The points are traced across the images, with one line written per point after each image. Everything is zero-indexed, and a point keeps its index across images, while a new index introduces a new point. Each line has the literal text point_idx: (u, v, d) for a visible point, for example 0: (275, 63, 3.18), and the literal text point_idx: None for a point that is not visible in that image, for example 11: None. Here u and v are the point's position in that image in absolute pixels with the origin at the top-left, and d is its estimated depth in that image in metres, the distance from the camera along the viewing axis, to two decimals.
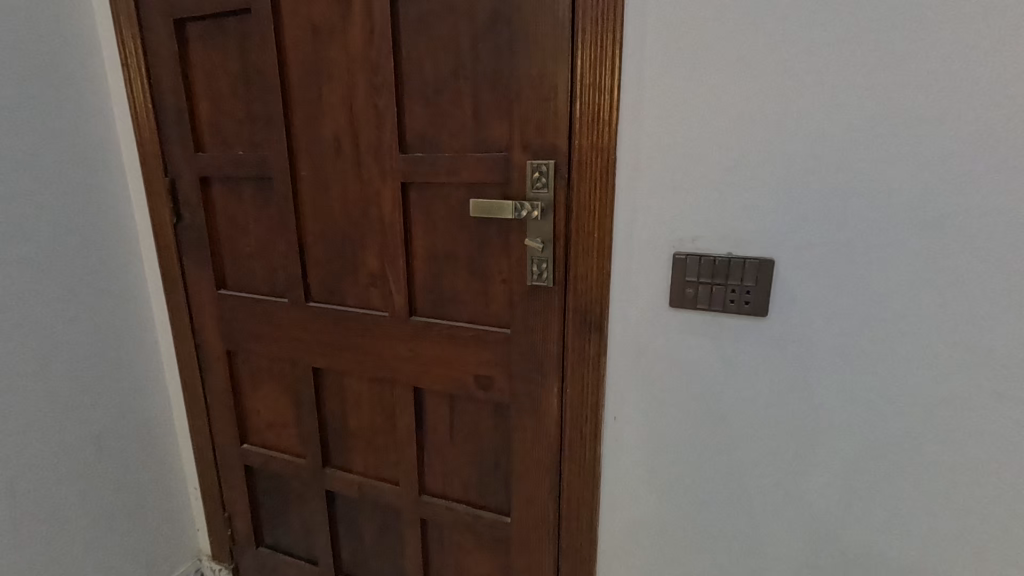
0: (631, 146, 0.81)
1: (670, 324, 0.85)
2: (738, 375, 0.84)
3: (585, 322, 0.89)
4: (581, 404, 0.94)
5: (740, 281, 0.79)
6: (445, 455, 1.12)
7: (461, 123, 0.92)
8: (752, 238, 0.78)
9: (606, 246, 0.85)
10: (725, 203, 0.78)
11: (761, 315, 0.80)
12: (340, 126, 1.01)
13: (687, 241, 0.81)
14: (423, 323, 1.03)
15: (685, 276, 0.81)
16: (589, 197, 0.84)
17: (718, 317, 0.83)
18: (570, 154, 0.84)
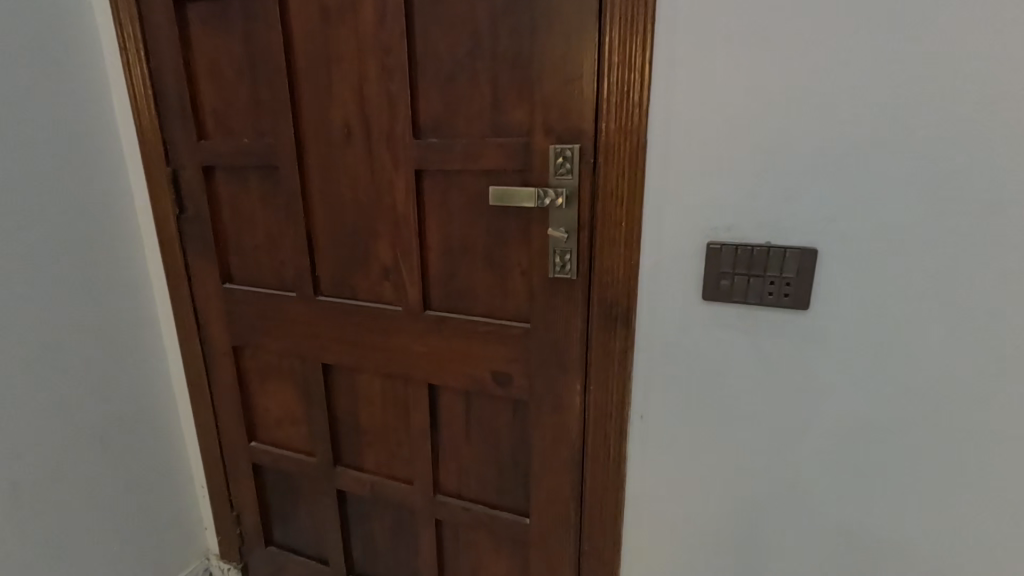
0: (662, 129, 0.76)
1: (701, 318, 0.80)
2: (773, 372, 0.80)
3: (610, 316, 0.85)
4: (604, 402, 0.90)
5: (779, 273, 0.74)
6: (461, 455, 1.08)
7: (478, 106, 0.87)
8: (791, 226, 0.73)
9: (634, 236, 0.80)
10: (763, 189, 0.73)
11: (801, 308, 0.75)
12: (349, 111, 0.96)
13: (722, 229, 0.76)
14: (437, 317, 0.99)
15: (720, 267, 0.77)
16: (616, 183, 0.79)
17: (753, 310, 0.78)
18: (597, 137, 0.79)
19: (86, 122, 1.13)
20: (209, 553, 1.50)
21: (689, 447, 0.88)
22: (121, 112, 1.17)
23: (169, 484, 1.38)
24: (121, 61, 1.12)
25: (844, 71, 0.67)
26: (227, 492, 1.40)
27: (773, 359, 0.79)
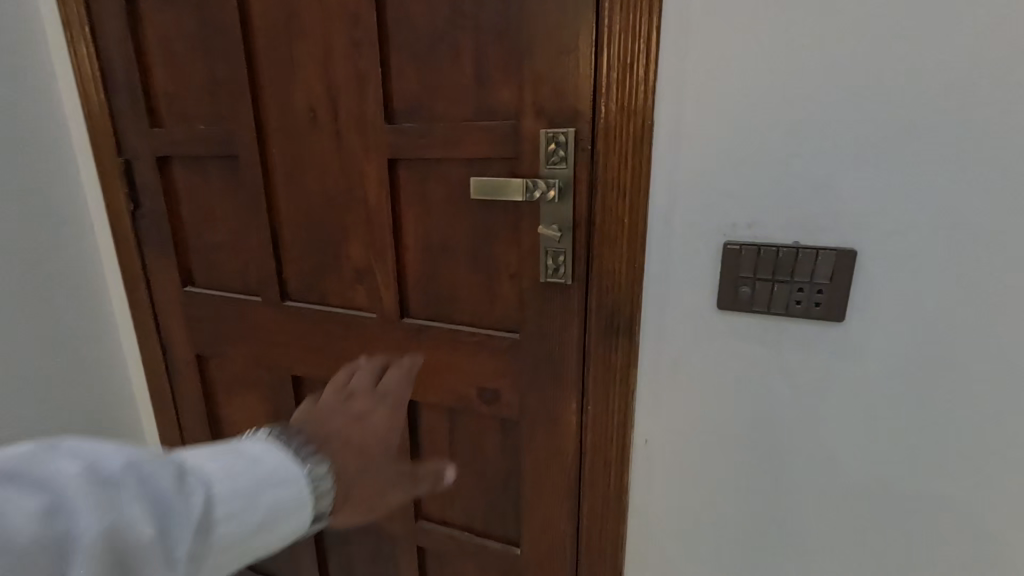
0: (671, 109, 0.64)
1: (716, 330, 0.69)
2: (800, 393, 0.68)
3: (611, 326, 0.73)
4: (604, 424, 0.78)
5: (809, 279, 0.63)
6: (444, 478, 0.97)
7: (458, 85, 0.75)
8: (826, 223, 0.62)
9: (638, 234, 0.69)
10: (792, 180, 0.62)
11: (836, 320, 0.63)
12: (315, 92, 0.84)
13: (741, 227, 0.65)
14: (415, 326, 0.88)
15: (738, 271, 0.65)
16: (618, 174, 0.68)
17: (777, 322, 0.66)
18: (594, 120, 0.68)
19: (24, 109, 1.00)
20: None
21: (700, 476, 0.77)
22: (67, 96, 1.05)
23: None
24: (65, 39, 0.99)
25: (899, 36, 0.55)
26: None
27: (798, 379, 0.68)
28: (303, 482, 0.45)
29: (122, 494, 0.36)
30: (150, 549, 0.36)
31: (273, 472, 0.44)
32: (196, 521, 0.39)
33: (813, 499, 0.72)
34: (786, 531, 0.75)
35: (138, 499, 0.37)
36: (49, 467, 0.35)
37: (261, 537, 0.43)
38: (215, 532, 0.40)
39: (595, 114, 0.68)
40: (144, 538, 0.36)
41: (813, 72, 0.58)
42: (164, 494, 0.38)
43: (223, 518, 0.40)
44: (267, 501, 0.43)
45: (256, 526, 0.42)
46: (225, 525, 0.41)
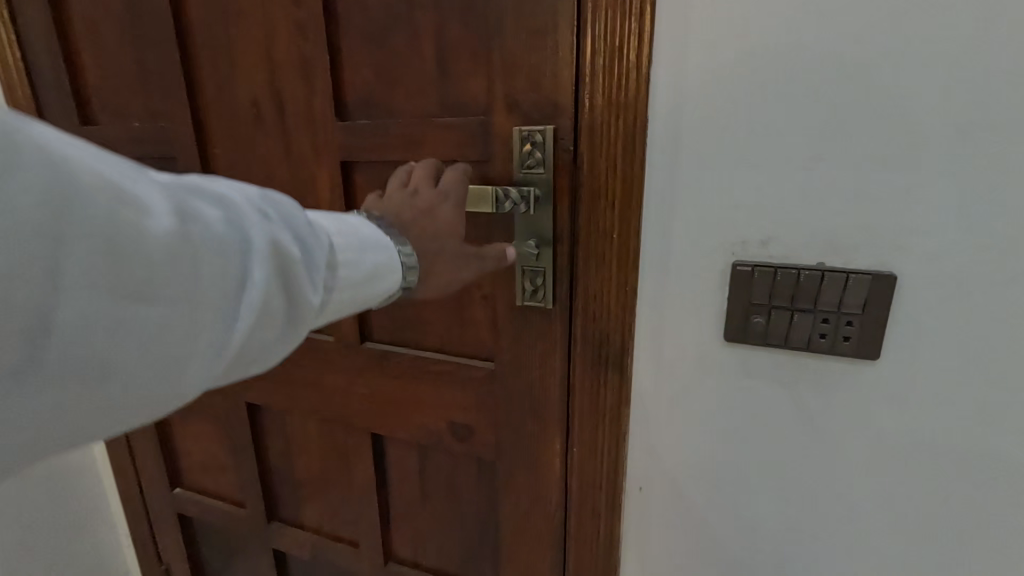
0: (670, 100, 0.53)
1: (723, 364, 0.58)
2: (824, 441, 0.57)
3: (599, 358, 0.63)
4: (592, 468, 0.68)
5: (837, 308, 0.52)
6: (415, 519, 0.86)
7: (418, 75, 0.64)
8: (857, 241, 0.50)
9: (630, 252, 0.58)
10: (817, 188, 0.50)
11: (867, 358, 0.53)
12: (258, 84, 0.73)
13: (752, 245, 0.54)
14: (378, 352, 0.77)
15: (750, 297, 0.55)
16: (606, 180, 0.57)
17: (795, 358, 0.56)
18: (577, 115, 0.57)
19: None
20: None
21: (705, 531, 0.66)
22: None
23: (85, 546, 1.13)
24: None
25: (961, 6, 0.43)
26: (152, 548, 1.18)
27: (823, 425, 0.57)
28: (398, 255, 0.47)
29: (276, 221, 0.37)
30: (301, 267, 0.37)
31: (381, 239, 0.46)
32: (328, 258, 0.40)
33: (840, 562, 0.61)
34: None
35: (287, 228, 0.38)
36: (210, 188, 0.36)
37: (376, 289, 0.44)
38: (342, 274, 0.41)
39: (577, 108, 0.56)
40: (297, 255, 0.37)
41: (847, 52, 0.46)
42: (303, 229, 0.38)
43: (348, 256, 0.42)
44: (379, 260, 0.44)
45: (369, 275, 0.43)
46: (346, 269, 0.41)
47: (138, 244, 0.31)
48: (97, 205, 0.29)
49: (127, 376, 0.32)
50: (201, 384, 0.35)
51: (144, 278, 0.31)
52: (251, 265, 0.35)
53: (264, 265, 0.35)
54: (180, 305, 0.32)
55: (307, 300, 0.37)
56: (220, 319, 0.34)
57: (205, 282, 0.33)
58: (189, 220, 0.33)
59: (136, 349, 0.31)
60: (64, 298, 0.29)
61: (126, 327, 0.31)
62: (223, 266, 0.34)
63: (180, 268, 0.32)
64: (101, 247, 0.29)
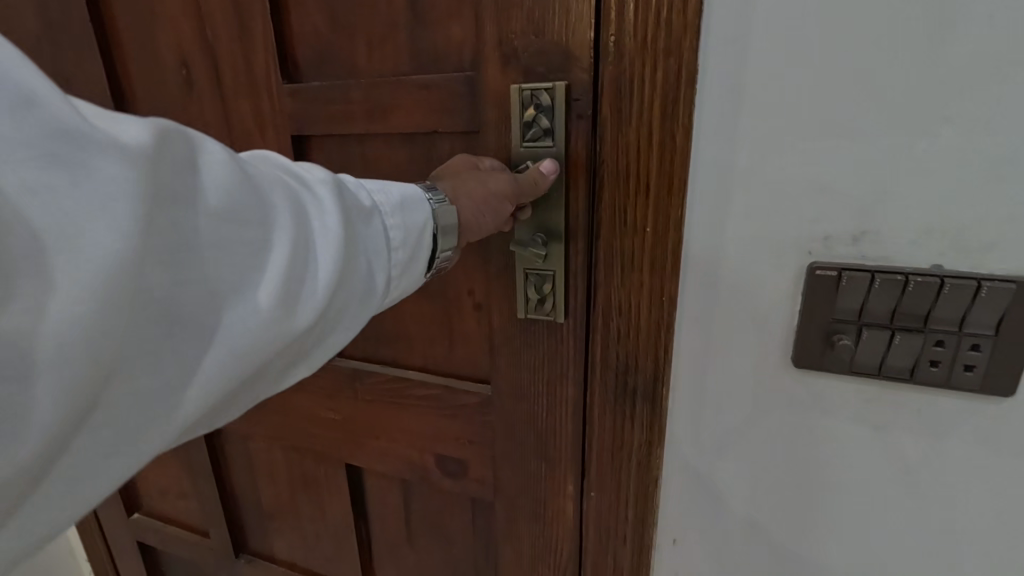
0: (730, 43, 0.38)
1: (792, 395, 0.44)
2: (926, 498, 0.43)
3: (624, 384, 0.49)
4: (614, 515, 0.54)
5: (957, 327, 0.38)
6: (402, 561, 0.73)
7: (384, 18, 0.48)
8: (991, 234, 0.36)
9: (667, 252, 0.44)
10: (939, 161, 0.36)
11: (997, 394, 0.39)
12: (183, 36, 0.57)
13: (839, 242, 0.40)
14: (349, 372, 0.63)
15: (833, 311, 0.41)
16: (637, 156, 0.42)
17: (892, 391, 0.42)
18: (597, 68, 0.42)
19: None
20: None
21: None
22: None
23: None
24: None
25: None
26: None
27: (925, 478, 0.43)
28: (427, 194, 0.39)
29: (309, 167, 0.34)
30: (352, 197, 0.34)
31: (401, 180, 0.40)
32: (364, 187, 0.36)
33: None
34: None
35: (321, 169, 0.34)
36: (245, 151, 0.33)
37: (425, 217, 0.37)
38: (391, 203, 0.36)
39: (598, 58, 0.42)
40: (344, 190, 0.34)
41: None
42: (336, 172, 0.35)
43: (388, 189, 0.37)
44: (409, 189, 0.38)
45: (405, 201, 0.37)
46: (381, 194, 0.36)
47: (214, 172, 0.28)
48: (166, 134, 0.27)
49: (238, 321, 0.28)
50: (309, 325, 0.31)
51: (227, 203, 0.28)
52: (310, 199, 0.32)
53: (324, 196, 0.32)
54: (265, 234, 0.29)
55: (366, 221, 0.34)
56: (305, 252, 0.31)
57: (277, 212, 0.30)
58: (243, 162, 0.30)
59: (237, 289, 0.28)
60: (163, 233, 0.25)
61: (225, 262, 0.28)
62: (289, 200, 0.31)
63: (253, 201, 0.29)
64: (181, 176, 0.27)
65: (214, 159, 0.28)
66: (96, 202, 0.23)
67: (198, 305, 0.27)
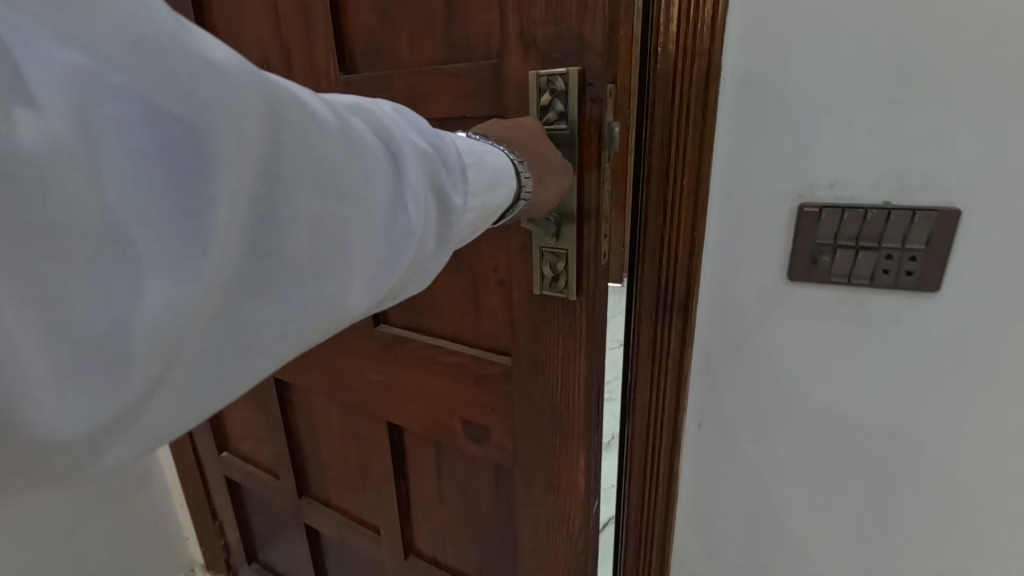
0: (741, 35, 0.46)
1: (788, 311, 0.53)
2: (899, 396, 0.52)
3: (664, 310, 0.55)
4: (651, 439, 0.61)
5: (902, 244, 0.47)
6: (434, 512, 0.79)
7: (423, 12, 0.53)
8: (950, 177, 0.45)
9: (700, 197, 0.51)
10: (904, 127, 0.44)
11: (929, 289, 0.48)
12: (263, 35, 0.65)
13: (821, 181, 0.48)
14: (390, 338, 0.69)
15: (814, 238, 0.49)
16: (676, 122, 0.49)
17: (858, 296, 0.51)
18: (613, 56, 0.44)
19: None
20: (194, 562, 1.30)
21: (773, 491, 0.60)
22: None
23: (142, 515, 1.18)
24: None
25: None
26: (205, 509, 1.21)
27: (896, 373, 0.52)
28: (510, 161, 0.42)
29: (411, 134, 0.36)
30: (445, 175, 0.37)
31: (495, 149, 0.42)
32: (462, 160, 0.39)
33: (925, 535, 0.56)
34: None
35: (421, 138, 0.37)
36: (357, 103, 0.35)
37: (510, 192, 0.42)
38: (478, 184, 0.40)
39: (614, 50, 0.44)
40: (437, 165, 0.36)
41: None
42: (437, 140, 0.38)
43: (476, 165, 0.40)
44: (500, 162, 0.42)
45: (493, 176, 0.41)
46: (475, 168, 0.40)
47: (324, 141, 0.30)
48: (282, 97, 0.28)
49: (319, 294, 0.31)
50: (364, 308, 0.34)
51: (327, 177, 0.30)
52: (406, 173, 0.35)
53: (416, 172, 0.35)
54: (359, 211, 0.32)
55: (454, 201, 0.37)
56: (386, 229, 0.34)
57: (374, 187, 0.33)
58: (355, 129, 0.33)
59: (325, 263, 0.31)
60: (262, 202, 0.28)
61: (319, 235, 0.30)
62: (391, 175, 0.34)
63: (354, 176, 0.31)
64: (297, 145, 0.29)
65: (330, 126, 0.31)
66: (195, 175, 0.24)
67: (289, 276, 0.29)
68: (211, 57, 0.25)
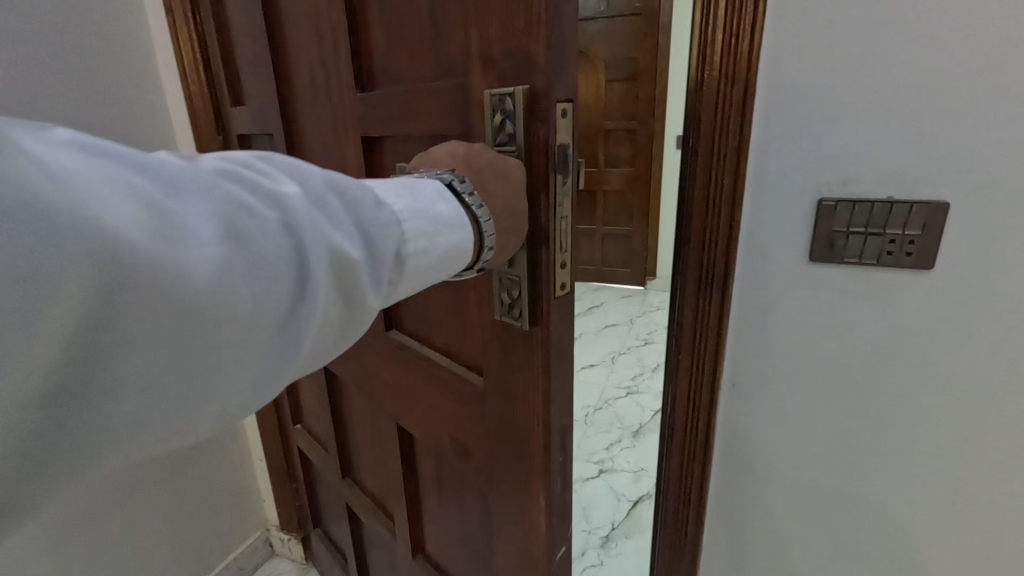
0: (765, 78, 0.63)
1: (810, 282, 0.69)
2: (902, 354, 0.67)
3: (704, 280, 0.71)
4: (695, 383, 0.77)
5: (901, 230, 0.63)
6: (434, 515, 0.80)
7: (418, 32, 0.54)
8: (940, 181, 0.60)
9: (737, 195, 0.67)
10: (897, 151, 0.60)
11: (926, 266, 0.63)
12: (311, 57, 0.72)
13: (837, 183, 0.64)
14: (397, 344, 0.71)
15: (832, 224, 0.65)
16: (720, 139, 0.65)
17: (869, 272, 0.66)
18: (563, 73, 0.42)
19: (110, 88, 0.99)
20: (269, 524, 1.46)
21: (795, 431, 0.76)
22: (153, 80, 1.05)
23: (230, 476, 1.34)
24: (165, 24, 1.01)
25: None
26: (283, 475, 1.35)
27: (900, 331, 0.67)
28: (466, 234, 0.41)
29: (333, 231, 0.32)
30: (365, 278, 0.34)
31: (455, 220, 0.40)
32: (399, 249, 0.36)
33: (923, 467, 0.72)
34: (861, 499, 0.76)
35: (346, 234, 0.33)
36: (266, 192, 0.30)
37: (462, 263, 0.42)
38: (416, 269, 0.38)
39: (562, 67, 0.41)
40: (358, 268, 0.33)
41: None
42: (368, 232, 0.34)
43: (416, 252, 0.37)
44: (452, 239, 0.40)
45: (438, 258, 0.39)
46: (416, 253, 0.37)
47: (195, 275, 0.26)
48: (135, 236, 0.24)
49: (178, 431, 0.28)
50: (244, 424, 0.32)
51: (193, 317, 0.26)
52: (315, 287, 0.31)
53: (323, 279, 0.31)
54: (240, 341, 0.28)
55: (371, 303, 0.35)
56: (279, 351, 0.31)
57: (267, 305, 0.29)
58: (248, 241, 0.28)
59: (189, 402, 0.28)
60: (102, 356, 0.24)
61: (182, 376, 0.27)
62: (295, 291, 0.30)
63: (235, 305, 0.28)
64: (157, 284, 0.25)
65: (207, 251, 0.27)
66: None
67: (140, 424, 0.26)
68: (40, 207, 0.22)
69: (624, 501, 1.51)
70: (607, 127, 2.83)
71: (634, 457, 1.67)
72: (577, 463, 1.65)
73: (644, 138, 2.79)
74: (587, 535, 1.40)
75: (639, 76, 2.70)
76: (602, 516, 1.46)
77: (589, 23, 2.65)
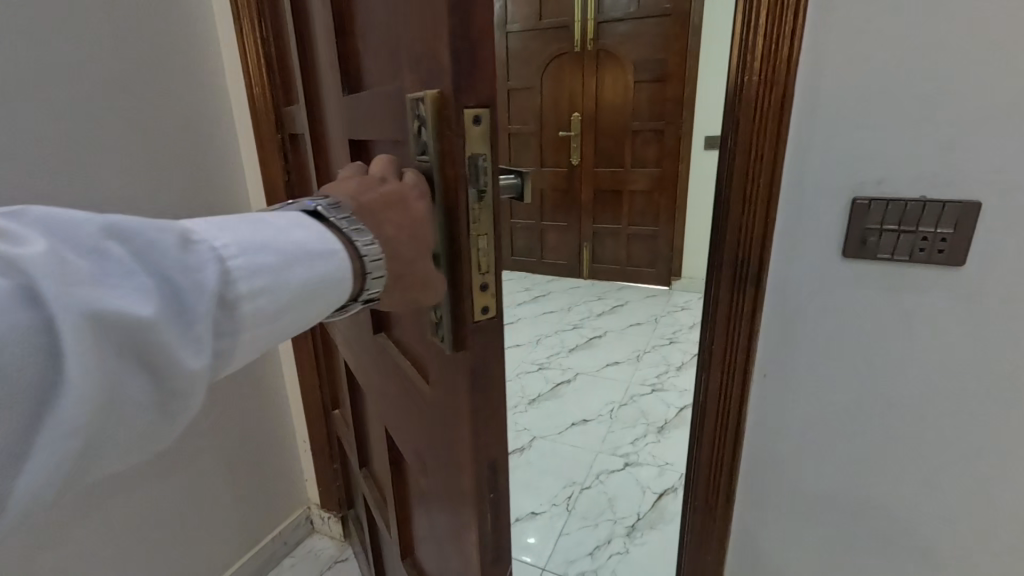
0: (807, 80, 0.63)
1: (841, 277, 0.70)
2: (931, 351, 0.69)
3: (739, 274, 0.72)
4: (728, 376, 0.77)
5: (934, 227, 0.64)
6: (416, 517, 0.81)
7: (376, 37, 0.56)
8: (967, 184, 0.62)
9: (773, 193, 0.67)
10: (924, 153, 0.63)
11: (956, 263, 0.65)
12: (324, 67, 0.77)
13: (871, 183, 0.65)
14: (382, 346, 0.74)
15: (865, 222, 0.66)
16: (758, 140, 0.65)
17: (899, 271, 0.68)
18: (470, 77, 0.41)
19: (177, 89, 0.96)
20: (310, 502, 1.45)
21: (826, 429, 0.77)
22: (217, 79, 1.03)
23: (280, 454, 1.34)
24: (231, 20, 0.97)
25: None
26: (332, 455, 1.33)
27: (929, 329, 0.69)
28: (320, 274, 0.40)
29: (98, 289, 0.30)
30: (152, 333, 0.31)
31: (297, 258, 0.39)
32: (214, 298, 0.34)
33: (949, 462, 0.73)
34: (881, 494, 0.77)
35: (117, 290, 0.30)
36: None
37: (320, 303, 0.41)
38: (249, 314, 0.36)
39: (467, 71, 0.40)
40: (143, 323, 0.31)
41: None
42: (158, 285, 0.32)
43: (244, 294, 0.35)
44: (294, 279, 0.38)
45: (280, 301, 0.38)
46: (247, 298, 0.36)
47: None
48: None
49: None
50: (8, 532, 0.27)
51: None
52: (71, 357, 0.28)
53: (82, 341, 0.28)
54: None
55: (177, 359, 0.32)
56: (26, 441, 0.27)
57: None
58: None
59: None
60: None
61: None
62: (40, 368, 0.27)
63: None
64: None
65: None
66: None
67: None
68: None
69: (649, 493, 1.46)
70: (634, 128, 2.78)
71: (660, 450, 1.63)
72: (601, 456, 1.61)
73: (670, 139, 2.72)
74: (612, 524, 1.36)
75: (667, 77, 2.64)
76: (627, 506, 1.42)
77: (616, 24, 2.64)
